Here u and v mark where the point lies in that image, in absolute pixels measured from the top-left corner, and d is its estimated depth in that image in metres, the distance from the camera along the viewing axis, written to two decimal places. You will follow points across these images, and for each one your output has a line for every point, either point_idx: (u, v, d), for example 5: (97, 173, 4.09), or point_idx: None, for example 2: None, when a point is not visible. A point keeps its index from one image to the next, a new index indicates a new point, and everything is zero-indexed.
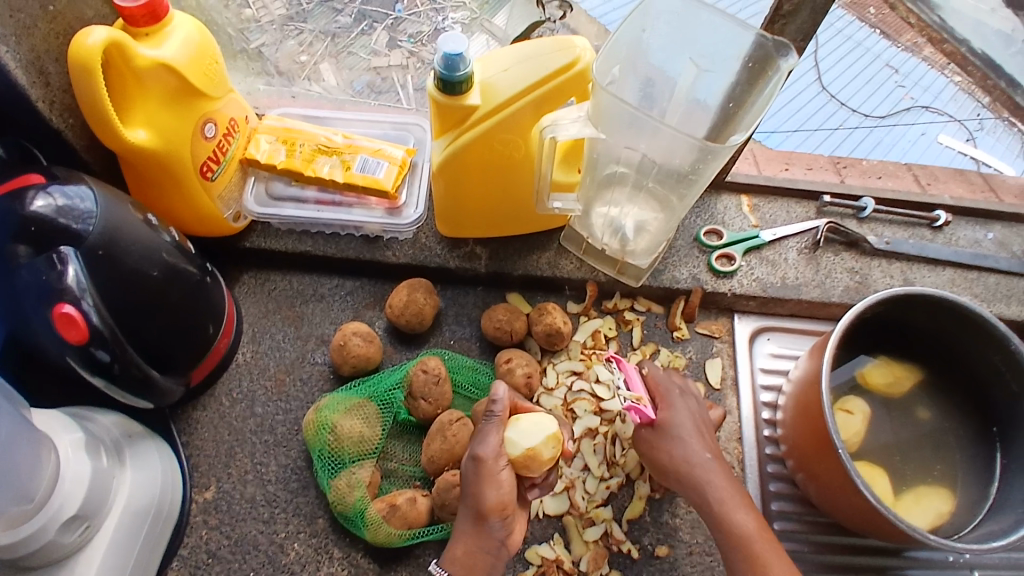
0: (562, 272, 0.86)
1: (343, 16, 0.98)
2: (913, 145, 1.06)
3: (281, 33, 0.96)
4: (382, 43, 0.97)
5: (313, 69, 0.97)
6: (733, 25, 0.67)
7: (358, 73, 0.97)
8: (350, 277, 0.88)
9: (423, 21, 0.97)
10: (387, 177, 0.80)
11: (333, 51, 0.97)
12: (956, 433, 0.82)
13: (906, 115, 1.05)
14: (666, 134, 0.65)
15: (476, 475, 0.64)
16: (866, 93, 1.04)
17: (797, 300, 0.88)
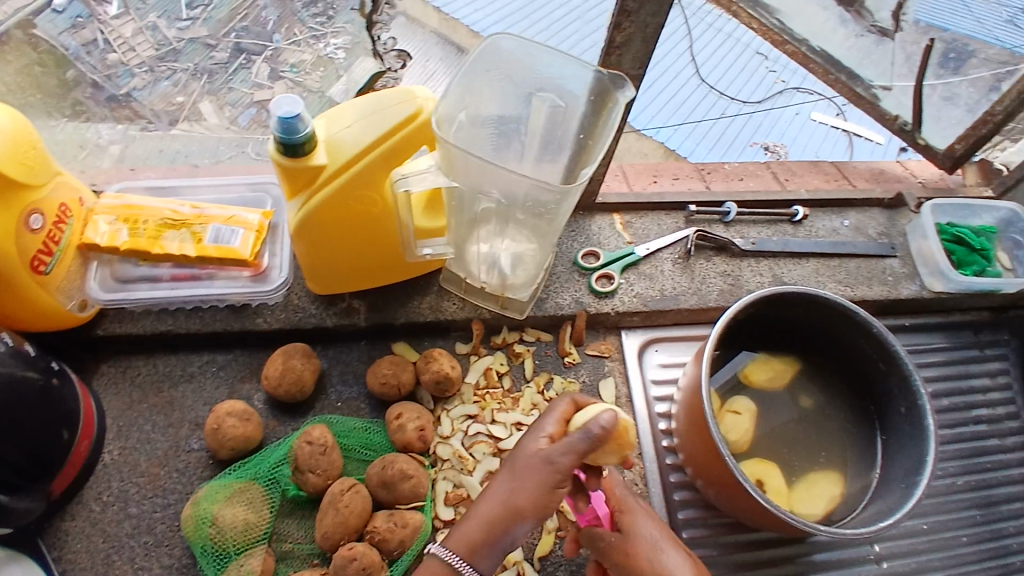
0: (445, 314, 0.85)
1: (217, 50, 0.85)
2: (789, 125, 1.14)
3: (153, 73, 0.85)
4: (263, 75, 0.86)
5: (192, 109, 0.87)
6: (569, 62, 0.68)
7: (242, 106, 0.87)
8: (221, 351, 0.84)
9: (304, 48, 0.87)
10: (243, 245, 0.76)
11: (212, 89, 0.86)
12: (836, 418, 0.87)
13: (780, 97, 1.10)
14: (515, 181, 0.65)
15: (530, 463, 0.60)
16: (742, 80, 1.08)
17: (677, 309, 0.91)
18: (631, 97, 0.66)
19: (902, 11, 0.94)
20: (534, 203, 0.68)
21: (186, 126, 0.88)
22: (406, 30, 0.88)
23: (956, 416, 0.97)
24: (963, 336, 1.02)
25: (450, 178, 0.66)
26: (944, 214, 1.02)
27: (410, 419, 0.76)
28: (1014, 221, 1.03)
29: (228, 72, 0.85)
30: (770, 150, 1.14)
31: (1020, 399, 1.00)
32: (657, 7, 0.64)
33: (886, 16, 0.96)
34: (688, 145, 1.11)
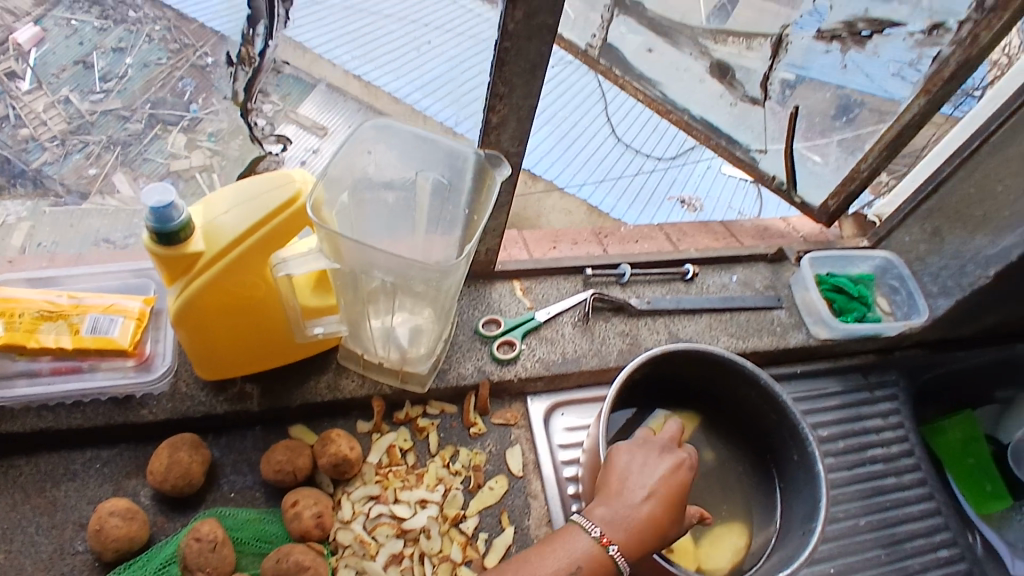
0: (343, 393, 0.83)
1: (133, 121, 0.80)
2: (702, 178, 1.18)
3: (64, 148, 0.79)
4: (179, 143, 0.82)
5: (107, 182, 0.82)
6: (448, 144, 0.71)
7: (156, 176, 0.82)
8: (104, 446, 0.79)
9: (223, 117, 0.80)
10: (123, 334, 0.74)
11: (127, 159, 0.81)
12: (737, 468, 0.89)
13: (692, 153, 1.13)
14: (395, 262, 0.66)
15: (664, 465, 0.67)
16: (654, 139, 1.09)
17: (579, 371, 0.92)
18: (508, 175, 0.69)
19: (768, 81, 1.00)
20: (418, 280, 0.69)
21: (99, 199, 0.83)
22: (327, 98, 0.83)
23: (853, 457, 1.01)
24: (854, 379, 1.07)
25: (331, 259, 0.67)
26: (823, 265, 1.08)
27: (306, 508, 0.73)
28: (889, 269, 1.08)
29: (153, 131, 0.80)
30: (685, 202, 1.19)
31: (910, 437, 1.05)
32: (528, 90, 0.67)
33: (754, 86, 1.01)
34: (607, 200, 1.14)
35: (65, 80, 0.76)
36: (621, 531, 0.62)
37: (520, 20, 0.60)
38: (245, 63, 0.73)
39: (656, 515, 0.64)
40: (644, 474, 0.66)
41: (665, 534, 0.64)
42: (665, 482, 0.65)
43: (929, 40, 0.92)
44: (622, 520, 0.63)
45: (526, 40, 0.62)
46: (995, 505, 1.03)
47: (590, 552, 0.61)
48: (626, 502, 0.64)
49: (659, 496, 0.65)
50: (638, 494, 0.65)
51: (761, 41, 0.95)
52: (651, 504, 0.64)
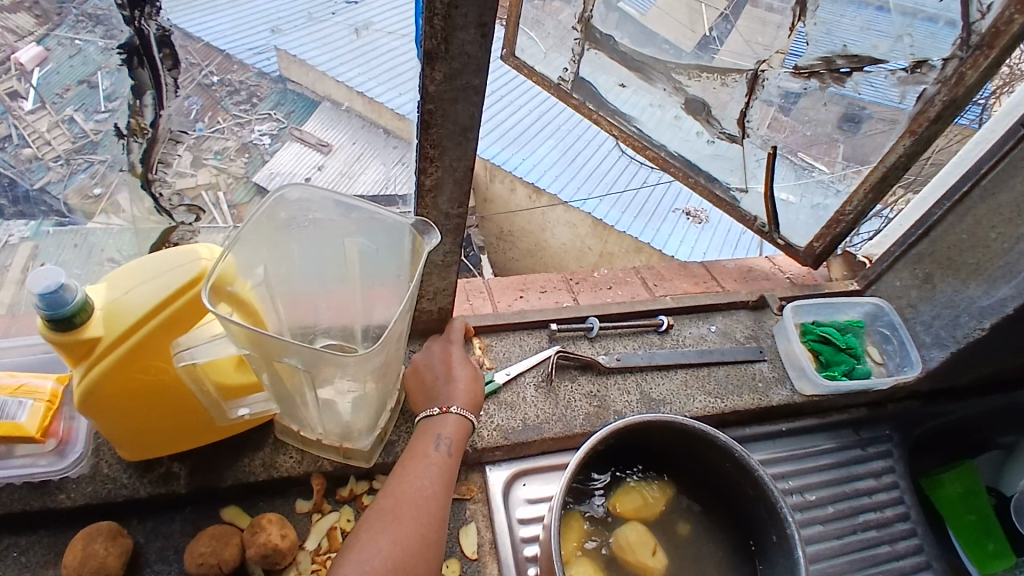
0: (280, 471, 0.77)
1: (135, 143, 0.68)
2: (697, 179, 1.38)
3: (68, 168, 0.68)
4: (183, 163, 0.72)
5: (109, 202, 0.73)
6: (377, 211, 0.66)
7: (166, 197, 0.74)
8: (19, 534, 0.73)
9: (229, 136, 0.73)
10: (30, 419, 0.67)
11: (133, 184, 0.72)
12: (713, 542, 0.81)
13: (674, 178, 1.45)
14: (308, 351, 0.59)
15: (445, 356, 0.81)
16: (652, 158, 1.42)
17: (541, 439, 0.85)
18: (437, 245, 0.65)
19: (746, 119, 0.97)
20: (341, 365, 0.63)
21: (103, 219, 0.74)
22: (331, 115, 0.85)
23: (843, 524, 0.91)
24: (846, 435, 0.98)
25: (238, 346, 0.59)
26: (809, 313, 1.01)
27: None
28: (879, 315, 1.01)
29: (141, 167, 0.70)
30: (689, 214, 1.43)
31: (906, 497, 0.95)
32: (460, 152, 0.62)
33: (731, 124, 0.99)
34: (611, 213, 1.41)
35: (68, 100, 0.64)
36: (457, 397, 0.76)
37: (441, 82, 0.55)
38: (137, 135, 0.67)
39: (469, 386, 0.78)
40: (439, 367, 0.79)
41: (478, 395, 0.79)
42: (453, 359, 0.80)
43: (912, 78, 0.84)
44: (454, 394, 0.76)
45: (451, 102, 0.57)
46: (997, 565, 0.95)
47: (447, 420, 0.73)
48: (440, 392, 0.77)
49: (458, 378, 0.78)
50: (439, 382, 0.78)
51: (736, 77, 0.92)
52: (457, 383, 0.77)
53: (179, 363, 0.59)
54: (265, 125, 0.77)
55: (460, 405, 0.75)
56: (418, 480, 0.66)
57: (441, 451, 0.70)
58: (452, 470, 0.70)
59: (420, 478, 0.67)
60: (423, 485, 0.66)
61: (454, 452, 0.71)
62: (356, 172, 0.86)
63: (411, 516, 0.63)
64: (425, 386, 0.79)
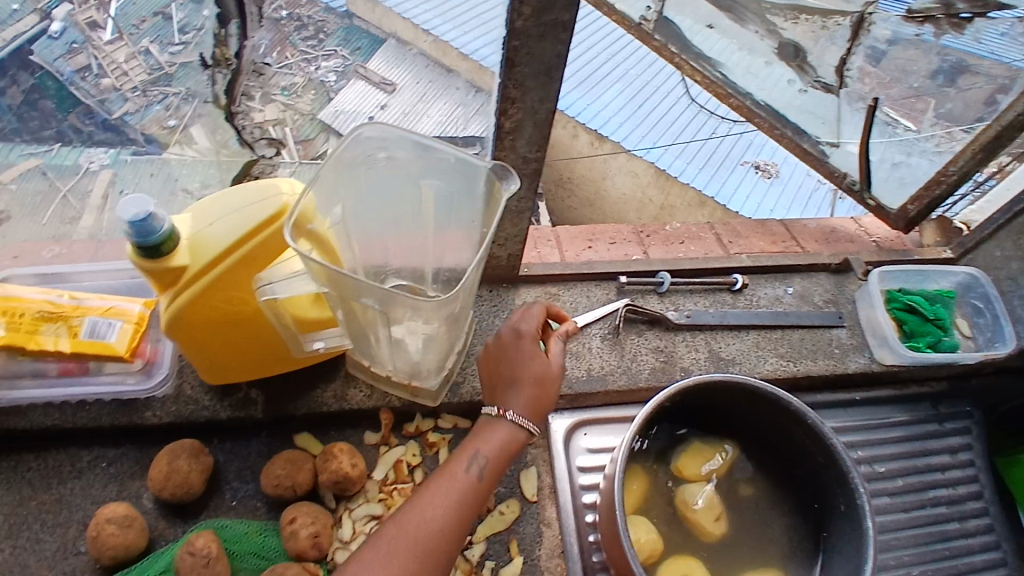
0: (350, 403, 0.79)
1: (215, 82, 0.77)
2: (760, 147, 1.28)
3: (147, 99, 0.76)
4: (254, 97, 0.79)
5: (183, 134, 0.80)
6: (455, 151, 0.64)
7: (228, 130, 0.81)
8: (112, 446, 0.78)
9: (295, 72, 0.79)
10: (120, 340, 0.71)
11: (209, 117, 0.80)
12: (777, 510, 0.79)
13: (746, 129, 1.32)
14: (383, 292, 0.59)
15: (527, 353, 0.68)
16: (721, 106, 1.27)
17: (605, 391, 0.85)
18: (515, 191, 0.62)
19: (845, 68, 0.91)
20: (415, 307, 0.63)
21: (178, 149, 0.81)
22: (396, 53, 0.82)
23: (912, 499, 0.87)
24: (924, 408, 0.94)
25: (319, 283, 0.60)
26: (895, 279, 0.96)
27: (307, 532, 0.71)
28: (974, 286, 0.95)
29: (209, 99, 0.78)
30: (761, 168, 1.32)
31: (981, 475, 0.91)
32: (544, 93, 0.60)
33: (829, 71, 0.93)
34: (676, 163, 1.28)
35: (144, 32, 0.74)
36: (516, 405, 0.66)
37: (530, 16, 0.53)
38: (221, 65, 0.76)
39: (534, 396, 0.67)
40: (509, 365, 0.68)
41: (547, 399, 0.68)
42: (527, 342, 0.69)
43: None
44: (514, 400, 0.66)
45: (538, 38, 0.55)
46: None
47: (506, 422, 0.66)
48: (506, 398, 0.67)
49: (525, 367, 0.67)
50: (506, 370, 0.68)
51: (839, 20, 0.86)
52: (523, 373, 0.67)
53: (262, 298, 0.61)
54: (331, 62, 0.80)
55: (518, 413, 0.66)
56: (465, 452, 0.64)
57: (471, 474, 0.63)
58: (476, 497, 0.63)
59: (431, 512, 0.60)
60: (467, 459, 0.64)
61: (485, 477, 0.63)
62: (418, 115, 0.81)
63: (441, 489, 0.62)
64: (495, 384, 0.69)
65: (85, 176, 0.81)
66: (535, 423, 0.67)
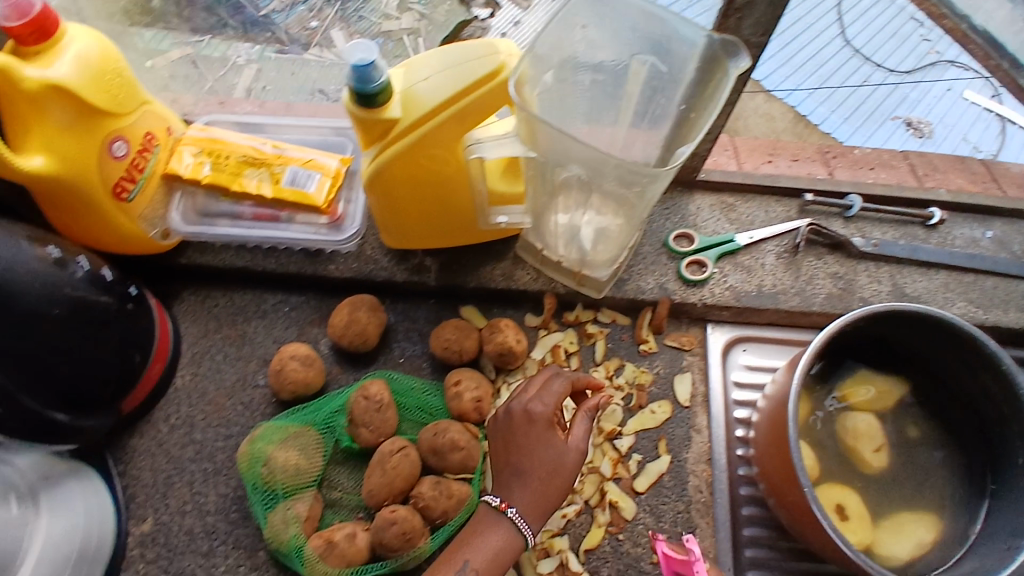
0: (517, 284, 0.81)
1: None
2: (937, 102, 0.96)
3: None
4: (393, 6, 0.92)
5: (323, 35, 0.91)
6: (680, 21, 0.60)
7: (368, 35, 0.90)
8: (294, 292, 0.83)
9: None
10: (318, 191, 0.73)
11: (343, 16, 0.92)
12: (945, 454, 0.74)
13: (931, 70, 0.95)
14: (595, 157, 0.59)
15: (548, 438, 0.66)
16: (891, 47, 0.95)
17: (774, 309, 0.81)
18: (747, 68, 0.57)
19: None
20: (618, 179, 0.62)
21: (317, 51, 0.91)
22: None
23: None
24: None
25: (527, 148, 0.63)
26: None
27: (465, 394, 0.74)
28: None
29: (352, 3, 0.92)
30: (911, 126, 0.96)
31: None
32: None
33: None
34: (820, 111, 0.95)
35: None
36: (518, 502, 0.64)
37: None
38: None
39: (540, 506, 0.64)
40: (527, 449, 0.65)
41: (563, 486, 0.65)
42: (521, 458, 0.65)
43: None
44: (518, 495, 0.65)
45: None
46: None
47: (517, 498, 0.64)
48: (514, 476, 0.65)
49: (528, 480, 0.65)
50: (506, 475, 0.65)
51: None
52: (521, 491, 0.64)
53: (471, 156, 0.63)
54: None
55: (520, 513, 0.64)
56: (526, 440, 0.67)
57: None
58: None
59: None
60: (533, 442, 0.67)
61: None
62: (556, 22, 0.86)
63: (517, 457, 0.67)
64: (506, 461, 0.66)
65: (233, 70, 0.92)
66: (536, 527, 0.65)
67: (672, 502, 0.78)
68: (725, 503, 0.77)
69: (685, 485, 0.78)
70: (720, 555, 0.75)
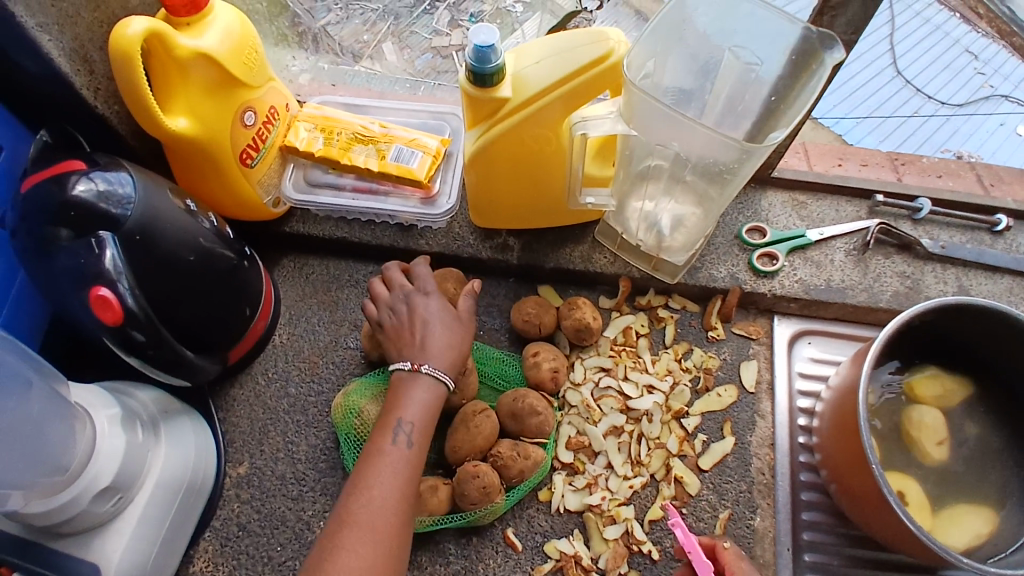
0: (594, 266, 0.86)
1: None
2: (989, 137, 0.96)
3: (347, 12, 0.98)
4: (443, 22, 0.96)
5: (376, 48, 0.98)
6: (778, 18, 0.65)
7: (420, 50, 0.97)
8: (384, 265, 0.89)
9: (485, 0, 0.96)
10: (421, 167, 0.81)
11: (396, 30, 0.98)
12: (1005, 451, 0.74)
13: (985, 103, 0.94)
14: (696, 134, 0.64)
15: (439, 306, 0.75)
16: (943, 80, 0.94)
17: (842, 304, 0.84)
18: (841, 60, 0.62)
19: None
20: (712, 161, 0.66)
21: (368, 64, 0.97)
22: None
23: None
24: None
25: (628, 127, 0.68)
26: None
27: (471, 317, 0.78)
28: None
29: (405, 17, 0.97)
30: (964, 157, 0.95)
31: None
32: None
33: None
34: (867, 140, 0.96)
35: None
36: (432, 356, 0.71)
37: None
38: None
39: (449, 351, 0.72)
40: (421, 318, 0.74)
41: (462, 348, 0.74)
42: (430, 315, 0.74)
43: None
44: (430, 351, 0.72)
45: None
46: None
47: (429, 353, 0.72)
48: (426, 343, 0.72)
49: (436, 337, 0.73)
50: (417, 342, 0.73)
51: None
52: (429, 346, 0.72)
53: (575, 132, 0.70)
54: None
55: (434, 366, 0.71)
56: (429, 315, 0.74)
57: (412, 450, 0.67)
58: (412, 465, 0.66)
59: (374, 485, 0.64)
60: (436, 316, 0.74)
61: (415, 444, 0.67)
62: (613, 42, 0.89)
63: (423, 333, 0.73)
64: (406, 337, 0.74)
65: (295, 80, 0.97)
66: (452, 374, 0.72)
67: (735, 482, 0.80)
68: (785, 487, 0.79)
69: (748, 466, 0.80)
70: (778, 536, 0.76)
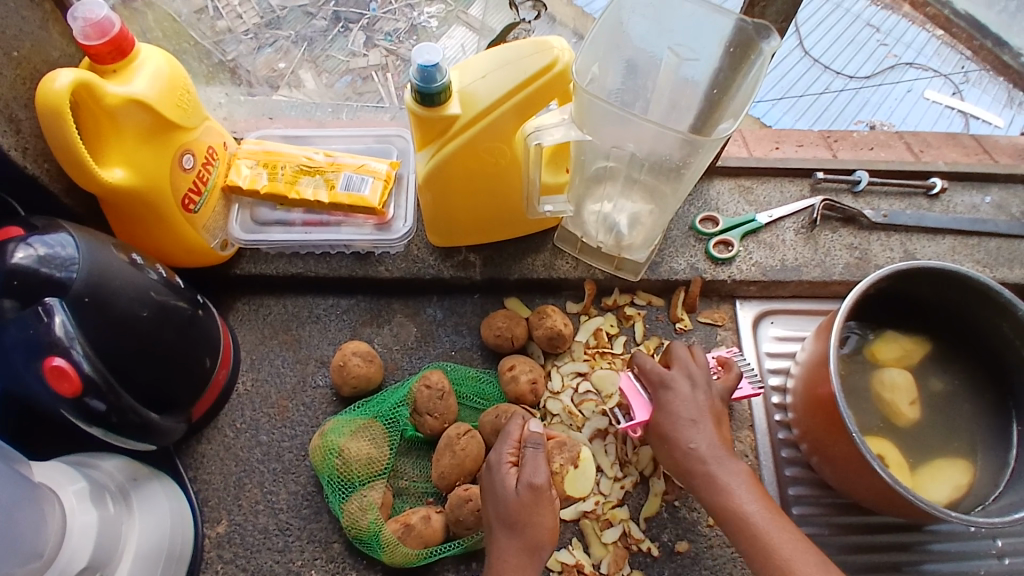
0: (558, 273, 0.86)
1: (319, 19, 0.95)
2: (899, 104, 0.99)
3: (257, 41, 0.94)
4: (359, 42, 0.94)
5: (293, 75, 0.95)
6: (710, 12, 0.67)
7: (337, 72, 0.95)
8: (343, 296, 0.87)
9: (399, 17, 0.95)
10: (373, 194, 0.79)
11: (311, 55, 0.94)
12: (970, 400, 0.78)
13: (891, 73, 0.98)
14: (648, 131, 0.64)
15: (522, 500, 0.64)
16: (849, 54, 0.97)
17: (798, 281, 0.87)
18: (778, 48, 0.64)
19: None
20: (665, 156, 0.67)
21: (286, 91, 0.94)
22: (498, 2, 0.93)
23: None
24: None
25: (581, 132, 0.68)
26: None
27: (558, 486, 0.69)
28: None
29: (318, 42, 0.94)
30: (876, 128, 0.99)
31: None
32: None
33: None
34: (785, 120, 0.99)
35: None
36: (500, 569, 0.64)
37: None
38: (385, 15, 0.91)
39: (526, 557, 0.64)
40: (500, 501, 0.65)
41: (543, 545, 0.65)
42: (508, 498, 0.65)
43: None
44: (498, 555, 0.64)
45: None
46: None
47: (500, 549, 0.64)
48: (501, 540, 0.64)
49: (515, 533, 0.64)
50: (497, 522, 0.65)
51: None
52: (503, 550, 0.64)
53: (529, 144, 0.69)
54: (432, 8, 0.95)
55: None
56: (510, 490, 0.65)
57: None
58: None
59: None
60: (512, 493, 0.65)
61: None
62: None
63: (505, 519, 0.64)
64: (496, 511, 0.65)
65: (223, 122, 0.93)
66: None
67: None
68: (769, 465, 0.80)
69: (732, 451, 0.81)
70: None
